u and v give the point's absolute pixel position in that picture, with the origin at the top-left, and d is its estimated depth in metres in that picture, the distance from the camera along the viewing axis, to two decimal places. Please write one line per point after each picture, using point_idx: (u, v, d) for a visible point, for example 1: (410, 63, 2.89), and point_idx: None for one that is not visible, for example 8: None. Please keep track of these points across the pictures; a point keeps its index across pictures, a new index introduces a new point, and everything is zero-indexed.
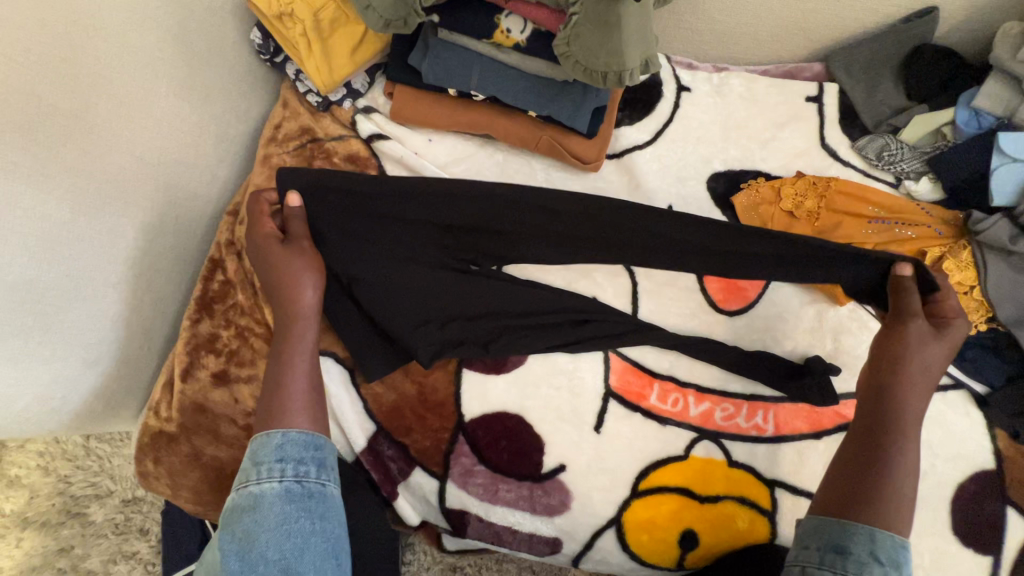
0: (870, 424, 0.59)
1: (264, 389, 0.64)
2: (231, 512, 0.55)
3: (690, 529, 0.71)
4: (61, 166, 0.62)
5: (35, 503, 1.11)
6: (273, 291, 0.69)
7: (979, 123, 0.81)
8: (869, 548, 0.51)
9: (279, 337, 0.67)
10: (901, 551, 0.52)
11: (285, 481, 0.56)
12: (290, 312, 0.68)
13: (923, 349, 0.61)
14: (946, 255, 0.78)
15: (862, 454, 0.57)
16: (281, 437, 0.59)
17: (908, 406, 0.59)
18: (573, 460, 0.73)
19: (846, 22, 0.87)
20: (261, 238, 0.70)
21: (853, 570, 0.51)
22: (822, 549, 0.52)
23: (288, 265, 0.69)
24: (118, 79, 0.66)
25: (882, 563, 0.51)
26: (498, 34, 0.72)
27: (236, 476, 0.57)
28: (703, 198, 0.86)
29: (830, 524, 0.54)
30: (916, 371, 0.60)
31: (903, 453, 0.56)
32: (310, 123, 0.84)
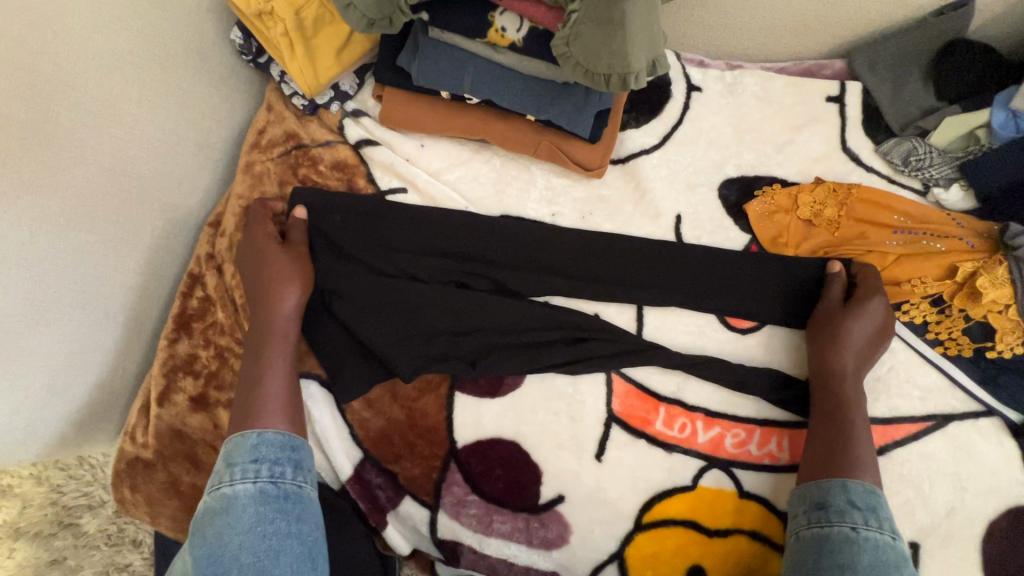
0: (824, 396, 0.66)
1: (239, 392, 0.63)
2: (204, 515, 0.53)
3: (697, 565, 0.67)
4: (20, 181, 0.57)
5: (25, 514, 1.07)
6: (256, 290, 0.67)
7: (1016, 126, 0.73)
8: (844, 496, 0.59)
9: (256, 337, 0.65)
10: (875, 497, 0.60)
11: (260, 483, 0.55)
12: (268, 312, 0.66)
13: (855, 320, 0.68)
14: (980, 271, 0.70)
15: (826, 426, 0.64)
16: (256, 437, 0.58)
17: (850, 371, 0.67)
18: (572, 491, 0.68)
19: (871, 15, 0.81)
20: (258, 238, 0.70)
21: (834, 518, 0.58)
22: (807, 511, 0.60)
23: (273, 261, 0.68)
24: (82, 84, 0.61)
25: (858, 508, 0.58)
26: (492, 33, 0.67)
27: (209, 481, 0.56)
28: (715, 206, 0.80)
29: (811, 489, 0.61)
30: (852, 341, 0.67)
31: (854, 414, 0.65)
32: (296, 128, 0.80)
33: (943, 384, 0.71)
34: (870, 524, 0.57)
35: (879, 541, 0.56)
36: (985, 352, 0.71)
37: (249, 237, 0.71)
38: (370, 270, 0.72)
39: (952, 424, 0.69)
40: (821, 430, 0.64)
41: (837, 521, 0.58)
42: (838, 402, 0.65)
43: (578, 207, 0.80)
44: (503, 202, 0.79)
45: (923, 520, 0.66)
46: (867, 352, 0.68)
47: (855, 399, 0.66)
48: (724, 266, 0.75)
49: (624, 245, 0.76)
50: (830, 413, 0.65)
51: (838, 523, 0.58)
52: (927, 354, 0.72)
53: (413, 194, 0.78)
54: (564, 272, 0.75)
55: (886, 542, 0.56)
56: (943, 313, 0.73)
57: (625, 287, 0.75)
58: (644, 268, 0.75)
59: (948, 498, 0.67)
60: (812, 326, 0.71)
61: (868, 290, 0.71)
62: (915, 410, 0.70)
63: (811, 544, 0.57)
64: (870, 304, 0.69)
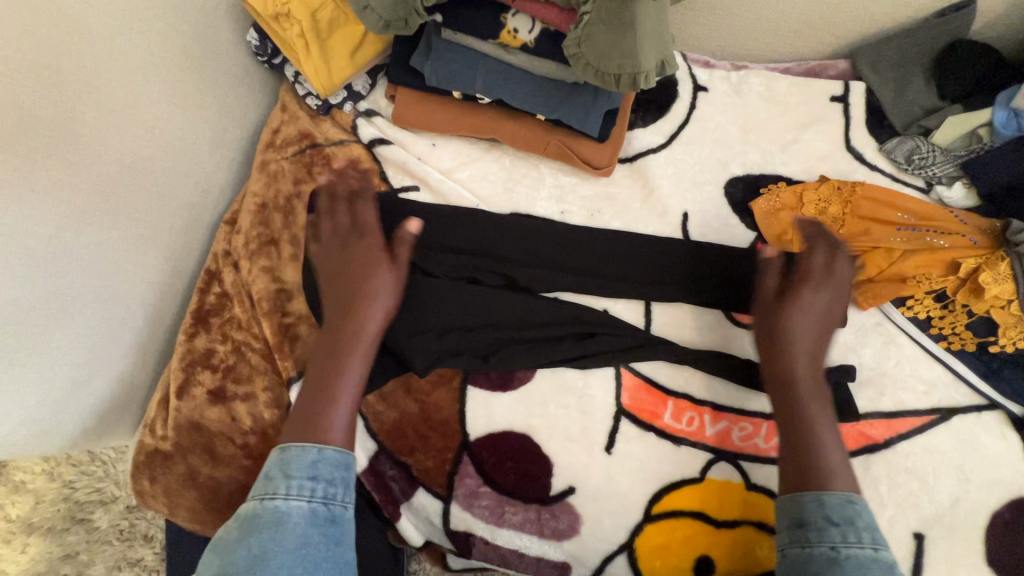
0: (781, 396, 0.63)
1: (303, 398, 0.60)
2: (250, 524, 0.52)
3: (705, 556, 0.68)
4: (47, 178, 0.58)
5: (39, 509, 1.15)
6: (343, 298, 0.65)
7: (1018, 123, 0.74)
8: (822, 512, 0.55)
9: (332, 347, 0.63)
10: (852, 506, 0.56)
11: (313, 502, 0.54)
12: (350, 324, 0.63)
13: (802, 311, 0.64)
14: (982, 266, 0.71)
15: (793, 430, 0.60)
16: (318, 452, 0.56)
17: (801, 364, 0.63)
18: (582, 482, 0.69)
19: (875, 16, 0.82)
20: (361, 249, 0.67)
21: (814, 538, 0.54)
22: (787, 529, 0.56)
23: (368, 273, 0.66)
24: (105, 84, 0.63)
25: (836, 524, 0.54)
26: (505, 34, 0.68)
27: (260, 484, 0.54)
28: (721, 204, 0.81)
29: (788, 503, 0.58)
30: (808, 334, 0.64)
31: (818, 412, 0.61)
32: (310, 127, 0.81)
33: (947, 378, 0.73)
34: (849, 540, 0.54)
35: (862, 557, 0.53)
36: (987, 347, 0.73)
37: (336, 236, 0.69)
38: None
39: (955, 417, 0.71)
40: (783, 434, 0.61)
41: (818, 541, 0.54)
42: (795, 402, 0.61)
43: (587, 205, 0.81)
44: (513, 200, 0.80)
45: (927, 512, 0.67)
46: (821, 341, 0.64)
47: (813, 395, 0.62)
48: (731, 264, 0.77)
49: (631, 244, 0.78)
50: (790, 414, 0.61)
51: (818, 543, 0.54)
52: (932, 349, 0.74)
53: (424, 192, 0.80)
54: (573, 269, 0.76)
55: (869, 559, 0.53)
56: (946, 309, 0.74)
57: (632, 282, 0.76)
58: (652, 267, 0.77)
59: (952, 490, 0.68)
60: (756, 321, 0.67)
61: (802, 279, 0.66)
62: (919, 403, 0.72)
63: (793, 569, 0.54)
64: (801, 292, 0.65)
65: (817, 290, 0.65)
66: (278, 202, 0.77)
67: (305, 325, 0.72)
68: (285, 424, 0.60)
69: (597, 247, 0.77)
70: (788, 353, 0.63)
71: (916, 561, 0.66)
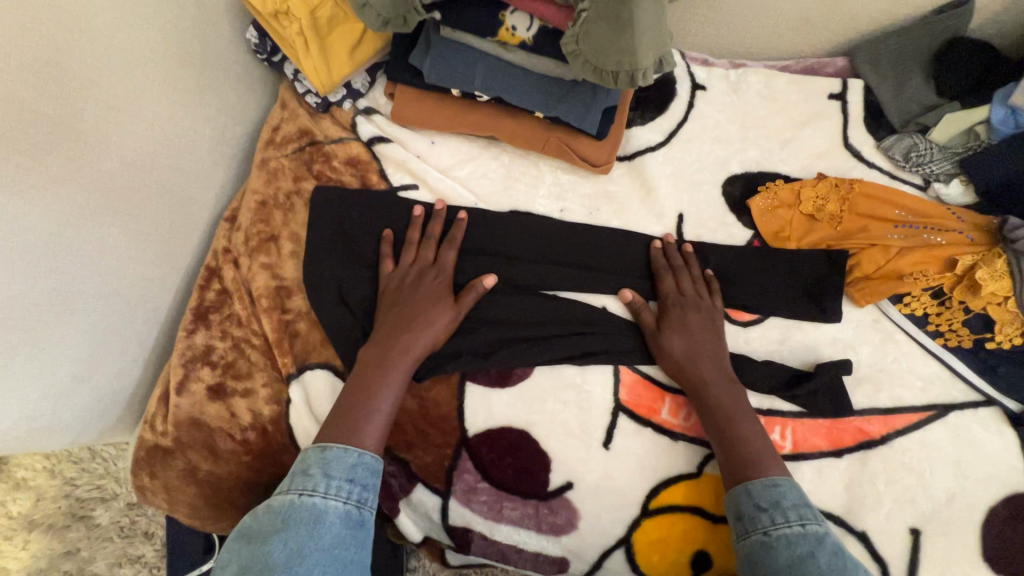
0: (698, 408, 0.68)
1: (344, 397, 0.64)
2: (288, 517, 0.54)
3: (702, 550, 0.68)
4: (49, 174, 0.58)
5: (40, 506, 1.17)
6: (401, 319, 0.69)
7: (1016, 121, 0.74)
8: (751, 501, 0.60)
9: (380, 359, 0.66)
10: (776, 490, 0.61)
11: (348, 504, 0.57)
12: (403, 346, 0.67)
13: (683, 327, 0.71)
14: (979, 264, 0.72)
15: (716, 437, 0.66)
16: (357, 456, 0.60)
17: (708, 374, 0.68)
18: (580, 478, 0.70)
19: (873, 14, 0.82)
20: (431, 287, 0.71)
21: (748, 528, 0.59)
22: (730, 524, 0.61)
23: (431, 305, 0.70)
24: (106, 81, 0.63)
25: (763, 509, 0.59)
26: (503, 32, 0.68)
27: (299, 481, 0.57)
28: (720, 203, 0.82)
29: (725, 501, 0.63)
30: (695, 347, 0.70)
31: (729, 412, 0.66)
32: (309, 125, 0.82)
33: (944, 374, 0.73)
34: (777, 521, 0.58)
35: (791, 536, 0.57)
36: (984, 343, 0.73)
37: (408, 262, 0.73)
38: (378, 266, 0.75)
39: (952, 414, 0.71)
40: (715, 443, 0.66)
41: (752, 529, 0.59)
42: (713, 411, 0.67)
43: (586, 203, 0.81)
44: (512, 198, 0.80)
45: (923, 507, 0.68)
46: (717, 346, 0.70)
47: (725, 397, 0.67)
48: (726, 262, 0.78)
49: (629, 242, 0.78)
50: (714, 423, 0.66)
51: (751, 532, 0.59)
52: (929, 346, 0.74)
53: (423, 190, 0.80)
54: (572, 266, 0.77)
55: (799, 536, 0.57)
56: (944, 305, 0.74)
57: (629, 279, 0.77)
58: (649, 263, 0.77)
59: (948, 485, 0.68)
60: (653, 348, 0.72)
61: (671, 301, 0.73)
62: (916, 399, 0.72)
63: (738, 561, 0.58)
64: (670, 313, 0.72)
65: (695, 302, 0.73)
66: (278, 199, 0.78)
67: (304, 322, 0.72)
68: (329, 422, 0.63)
69: (595, 245, 0.78)
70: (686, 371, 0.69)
71: (912, 557, 0.66)
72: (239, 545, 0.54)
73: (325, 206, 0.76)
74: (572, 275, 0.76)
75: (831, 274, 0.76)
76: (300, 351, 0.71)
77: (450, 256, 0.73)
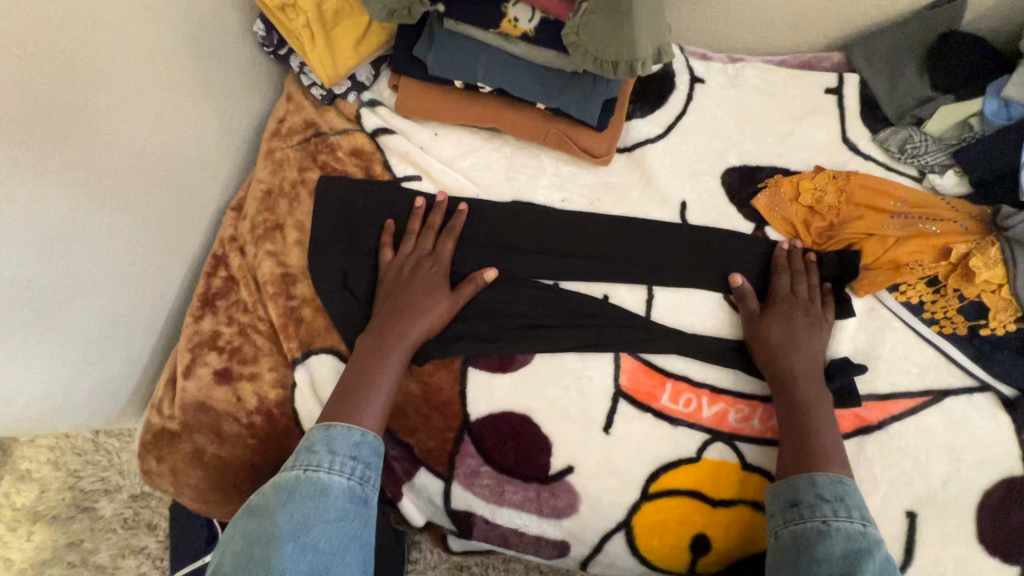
0: (782, 399, 0.69)
1: (346, 379, 0.65)
2: (292, 491, 0.57)
3: (701, 533, 0.69)
4: (62, 160, 0.59)
5: (45, 498, 1.19)
6: (400, 303, 0.70)
7: (1010, 113, 0.77)
8: (814, 491, 0.61)
9: (379, 342, 0.67)
10: (842, 486, 0.62)
11: (352, 481, 0.59)
12: (401, 330, 0.68)
13: (786, 323, 0.72)
14: (973, 251, 0.73)
15: (794, 429, 0.67)
16: (360, 435, 0.62)
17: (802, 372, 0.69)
18: (581, 462, 0.71)
19: (868, 8, 0.84)
20: (426, 275, 0.72)
21: (806, 514, 0.61)
22: (782, 509, 0.62)
23: (431, 292, 0.71)
24: (118, 71, 0.64)
25: (826, 500, 0.61)
26: (506, 23, 0.70)
27: (303, 456, 0.59)
28: (719, 193, 0.83)
29: (782, 486, 0.64)
30: (796, 342, 0.71)
31: (816, 410, 0.67)
32: (315, 117, 0.83)
33: (940, 361, 0.74)
34: (839, 515, 0.60)
35: (850, 531, 0.59)
36: (978, 330, 0.74)
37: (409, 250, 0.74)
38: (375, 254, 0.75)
39: (947, 399, 0.72)
40: (789, 433, 0.67)
41: (809, 517, 0.60)
42: (798, 405, 0.68)
43: (587, 193, 0.83)
44: (514, 188, 0.82)
45: (919, 490, 0.69)
46: (814, 347, 0.71)
47: (813, 394, 0.68)
48: (725, 252, 0.79)
49: (630, 231, 0.79)
50: (793, 415, 0.67)
51: (809, 519, 0.60)
52: (924, 333, 0.75)
53: (426, 180, 0.81)
54: (573, 255, 0.78)
55: (857, 532, 0.58)
56: (938, 293, 0.75)
57: (628, 267, 0.78)
58: (648, 252, 0.79)
59: (944, 469, 0.69)
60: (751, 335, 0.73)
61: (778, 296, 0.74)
62: (912, 385, 0.73)
63: (788, 543, 0.60)
64: (776, 307, 0.73)
65: (803, 305, 0.74)
66: (283, 189, 0.79)
67: (309, 308, 0.73)
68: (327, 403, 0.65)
69: (596, 234, 0.79)
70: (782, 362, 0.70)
71: (908, 539, 0.67)
72: (246, 518, 0.57)
73: (331, 195, 0.77)
74: (574, 264, 0.78)
75: (828, 263, 0.77)
76: (304, 337, 0.72)
77: (448, 247, 0.74)
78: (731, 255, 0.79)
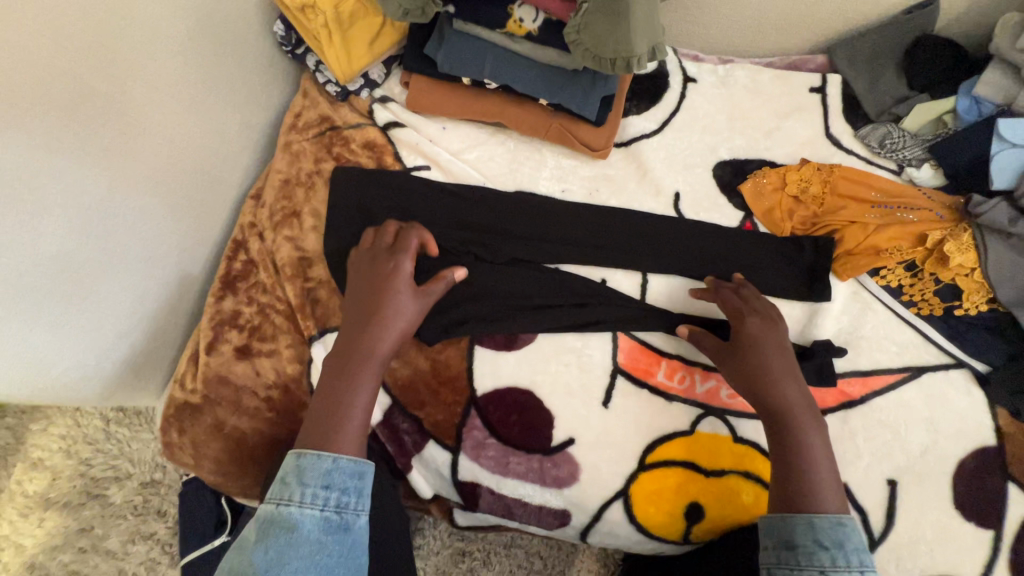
0: (770, 423, 0.65)
1: (317, 403, 0.63)
2: (268, 526, 0.56)
3: (695, 501, 0.73)
4: (103, 145, 0.64)
5: (56, 485, 1.20)
6: (360, 315, 0.68)
7: (980, 110, 0.82)
8: (810, 535, 0.58)
9: (343, 357, 0.65)
10: (840, 530, 0.58)
11: (327, 511, 0.56)
12: (364, 340, 0.66)
13: (759, 342, 0.69)
14: (947, 238, 0.78)
15: (784, 454, 0.63)
16: (331, 462, 0.58)
17: (787, 392, 0.65)
18: (582, 433, 0.75)
19: (849, 14, 0.90)
20: (381, 277, 0.70)
21: (803, 560, 0.57)
22: (776, 548, 0.59)
23: (390, 295, 0.68)
24: (152, 64, 0.69)
25: (824, 547, 0.57)
26: (512, 24, 0.75)
27: (277, 489, 0.58)
28: (710, 184, 0.88)
29: (777, 524, 0.60)
30: (771, 361, 0.67)
31: (804, 429, 0.64)
32: (329, 112, 0.88)
33: (917, 340, 0.79)
34: (837, 564, 0.55)
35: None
36: (953, 311, 0.79)
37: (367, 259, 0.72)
38: None
39: (925, 375, 0.77)
40: (780, 458, 0.63)
41: (804, 564, 0.56)
42: (788, 429, 0.64)
43: (586, 184, 0.88)
44: (517, 179, 0.87)
45: (900, 460, 0.73)
46: (789, 361, 0.68)
47: (802, 412, 0.64)
48: (717, 238, 0.84)
49: (627, 220, 0.84)
50: (781, 438, 0.64)
51: (806, 567, 0.56)
52: (903, 314, 0.80)
53: (435, 171, 0.86)
54: (573, 241, 0.83)
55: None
56: (916, 277, 0.80)
57: (625, 252, 0.83)
58: (645, 239, 0.84)
59: (922, 440, 0.74)
60: (728, 360, 0.70)
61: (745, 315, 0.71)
62: (892, 362, 0.78)
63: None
64: (746, 327, 0.70)
65: (768, 319, 0.71)
66: (300, 178, 0.83)
67: (325, 289, 0.78)
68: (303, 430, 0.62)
69: (595, 221, 0.84)
70: (761, 384, 0.66)
71: (890, 505, 0.72)
72: (233, 555, 0.57)
73: (345, 184, 0.82)
74: (574, 249, 0.82)
75: (812, 248, 0.82)
76: (320, 315, 0.76)
77: (411, 240, 0.73)
78: (723, 242, 0.84)
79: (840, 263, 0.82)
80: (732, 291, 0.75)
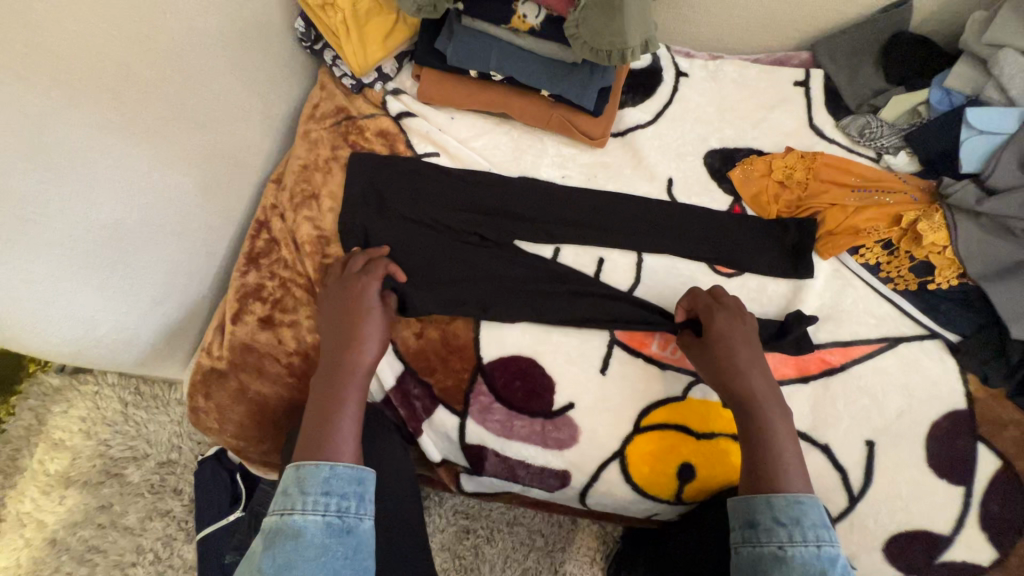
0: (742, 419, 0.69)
1: (304, 432, 0.66)
2: (274, 536, 0.58)
3: (687, 462, 0.78)
4: (144, 127, 0.71)
5: (76, 464, 1.22)
6: (338, 346, 0.72)
7: (951, 101, 0.89)
8: (770, 513, 0.61)
9: (329, 386, 0.69)
10: (798, 507, 0.61)
11: (328, 516, 0.59)
12: (347, 367, 0.71)
13: (731, 343, 0.73)
14: (920, 218, 0.84)
15: (754, 446, 0.66)
16: (329, 469, 0.62)
17: (753, 382, 0.70)
18: (581, 398, 0.80)
19: (829, 14, 0.96)
20: (352, 293, 0.76)
21: (763, 538, 0.60)
22: (741, 527, 0.63)
23: (364, 321, 0.74)
24: (188, 55, 0.75)
25: (782, 524, 0.60)
26: (515, 19, 0.82)
27: (281, 500, 0.60)
28: (701, 171, 0.94)
29: (741, 504, 0.64)
30: (741, 359, 0.72)
31: (770, 421, 0.68)
32: (345, 103, 0.94)
33: (894, 313, 0.84)
34: (795, 539, 0.59)
35: (805, 556, 0.58)
36: (927, 285, 0.84)
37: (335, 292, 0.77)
38: (399, 220, 0.86)
39: (902, 345, 0.82)
40: (751, 451, 0.67)
41: (765, 541, 0.60)
42: (751, 414, 0.68)
43: (585, 171, 0.94)
44: (520, 166, 0.93)
45: (877, 423, 0.79)
46: (753, 352, 0.73)
47: (770, 407, 0.69)
48: (707, 220, 0.90)
49: (623, 203, 0.90)
50: (750, 432, 0.68)
51: (766, 544, 0.60)
52: (881, 290, 0.86)
53: (444, 158, 0.92)
54: (573, 222, 0.89)
55: (813, 556, 0.58)
56: (892, 254, 0.86)
57: (622, 233, 0.88)
58: (639, 221, 0.89)
59: (898, 404, 0.79)
60: (704, 359, 0.74)
61: (715, 315, 0.75)
62: (870, 333, 0.83)
63: (747, 564, 0.60)
64: (713, 323, 0.75)
65: (734, 313, 0.76)
66: (318, 164, 0.89)
67: None
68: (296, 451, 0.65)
69: (593, 205, 0.90)
70: (733, 382, 0.71)
71: (868, 464, 0.77)
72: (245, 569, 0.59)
73: (361, 172, 0.88)
74: (574, 230, 0.88)
75: (797, 228, 0.88)
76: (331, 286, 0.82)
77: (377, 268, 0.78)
78: (713, 223, 0.89)
79: (824, 243, 0.88)
80: (703, 293, 0.79)
